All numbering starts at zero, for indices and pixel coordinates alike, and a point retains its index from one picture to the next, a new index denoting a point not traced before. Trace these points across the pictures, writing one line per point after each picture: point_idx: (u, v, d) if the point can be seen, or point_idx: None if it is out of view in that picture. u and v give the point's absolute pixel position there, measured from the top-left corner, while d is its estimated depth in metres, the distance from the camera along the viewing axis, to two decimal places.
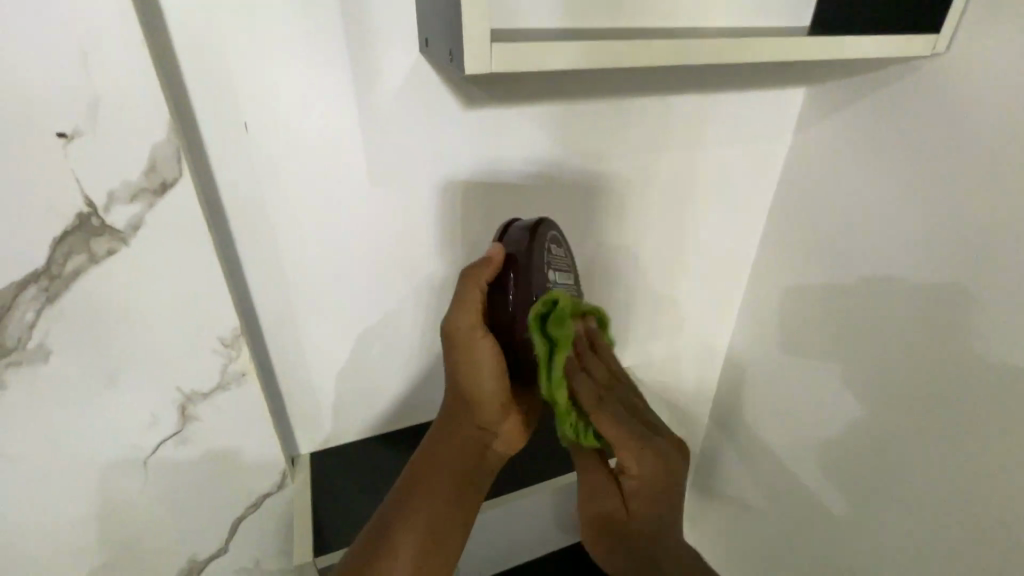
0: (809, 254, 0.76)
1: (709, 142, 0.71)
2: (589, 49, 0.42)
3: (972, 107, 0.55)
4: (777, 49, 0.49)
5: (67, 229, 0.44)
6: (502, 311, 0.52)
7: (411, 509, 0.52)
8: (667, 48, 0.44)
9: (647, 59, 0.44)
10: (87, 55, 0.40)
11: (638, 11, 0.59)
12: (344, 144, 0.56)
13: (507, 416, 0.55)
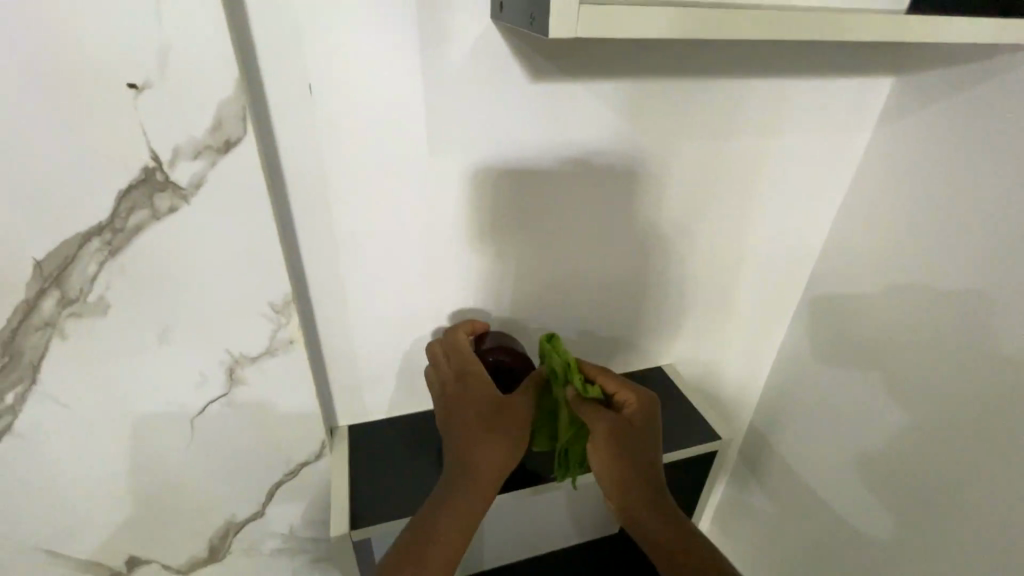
0: (877, 256, 0.71)
1: (781, 130, 0.67)
2: (680, 16, 0.39)
3: None
4: (883, 28, 0.44)
5: (132, 183, 0.44)
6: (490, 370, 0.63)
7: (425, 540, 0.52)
8: (764, 20, 0.41)
9: (743, 28, 0.41)
10: (162, 5, 0.39)
11: None
12: (405, 114, 0.54)
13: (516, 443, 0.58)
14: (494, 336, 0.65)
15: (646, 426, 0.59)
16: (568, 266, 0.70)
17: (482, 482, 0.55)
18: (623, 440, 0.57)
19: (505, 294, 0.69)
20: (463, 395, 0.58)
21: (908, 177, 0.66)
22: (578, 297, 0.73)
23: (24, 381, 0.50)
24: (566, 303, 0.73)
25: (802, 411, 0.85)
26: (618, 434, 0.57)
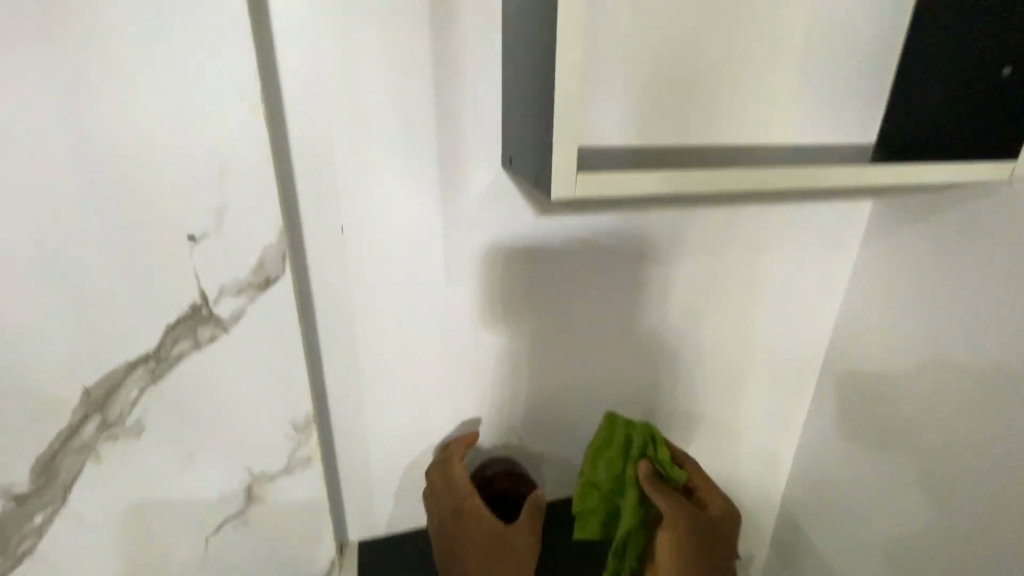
0: (876, 365, 0.72)
1: (773, 248, 0.72)
2: (664, 178, 0.47)
3: None
4: (848, 175, 0.51)
5: (180, 318, 0.49)
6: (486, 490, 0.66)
7: None
8: (740, 175, 0.48)
9: (710, 185, 0.48)
10: (224, 173, 0.46)
11: (702, 134, 0.63)
12: (426, 247, 0.60)
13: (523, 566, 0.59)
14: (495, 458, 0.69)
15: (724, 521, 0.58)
16: (576, 377, 0.72)
17: None
18: (699, 533, 0.56)
19: (513, 404, 0.72)
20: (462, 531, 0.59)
21: (896, 291, 0.69)
22: (586, 408, 0.75)
23: (53, 501, 0.52)
24: (574, 414, 0.75)
25: (824, 525, 0.82)
26: (697, 525, 0.56)
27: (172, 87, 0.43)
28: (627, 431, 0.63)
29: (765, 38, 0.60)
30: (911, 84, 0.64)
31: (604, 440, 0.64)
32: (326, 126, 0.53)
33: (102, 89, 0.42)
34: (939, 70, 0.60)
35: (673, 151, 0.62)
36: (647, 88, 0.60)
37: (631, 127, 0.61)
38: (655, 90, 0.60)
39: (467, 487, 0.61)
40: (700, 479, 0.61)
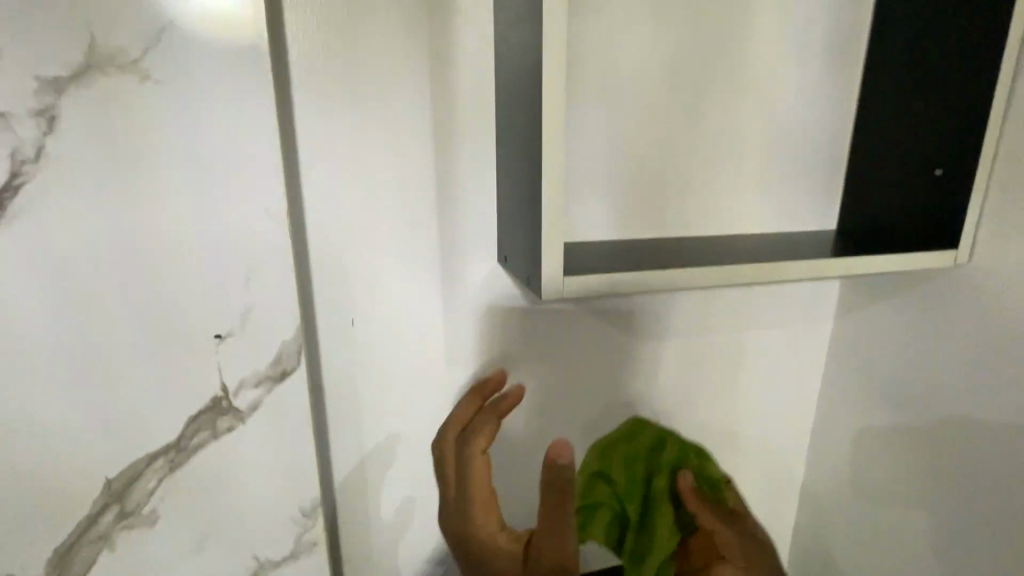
0: (863, 433, 0.76)
1: (752, 324, 0.77)
2: (641, 277, 0.54)
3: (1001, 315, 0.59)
4: (805, 267, 0.59)
5: (201, 409, 0.53)
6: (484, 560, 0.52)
7: None
8: (707, 272, 0.56)
9: (704, 279, 0.56)
10: (252, 278, 0.52)
11: (678, 227, 0.70)
12: (429, 334, 0.65)
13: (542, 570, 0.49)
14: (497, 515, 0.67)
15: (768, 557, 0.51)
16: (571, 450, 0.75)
17: None
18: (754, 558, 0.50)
19: (512, 476, 0.75)
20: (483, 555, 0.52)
21: (872, 362, 0.74)
22: None
23: None
24: None
25: None
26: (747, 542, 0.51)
27: (209, 207, 0.49)
28: (654, 437, 0.57)
29: (727, 145, 0.69)
30: (861, 179, 0.72)
31: (627, 437, 0.58)
32: (340, 230, 0.60)
33: (149, 211, 0.48)
34: (886, 169, 0.69)
35: (652, 241, 0.69)
36: (624, 188, 0.67)
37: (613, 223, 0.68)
38: (632, 190, 0.67)
39: (481, 494, 0.53)
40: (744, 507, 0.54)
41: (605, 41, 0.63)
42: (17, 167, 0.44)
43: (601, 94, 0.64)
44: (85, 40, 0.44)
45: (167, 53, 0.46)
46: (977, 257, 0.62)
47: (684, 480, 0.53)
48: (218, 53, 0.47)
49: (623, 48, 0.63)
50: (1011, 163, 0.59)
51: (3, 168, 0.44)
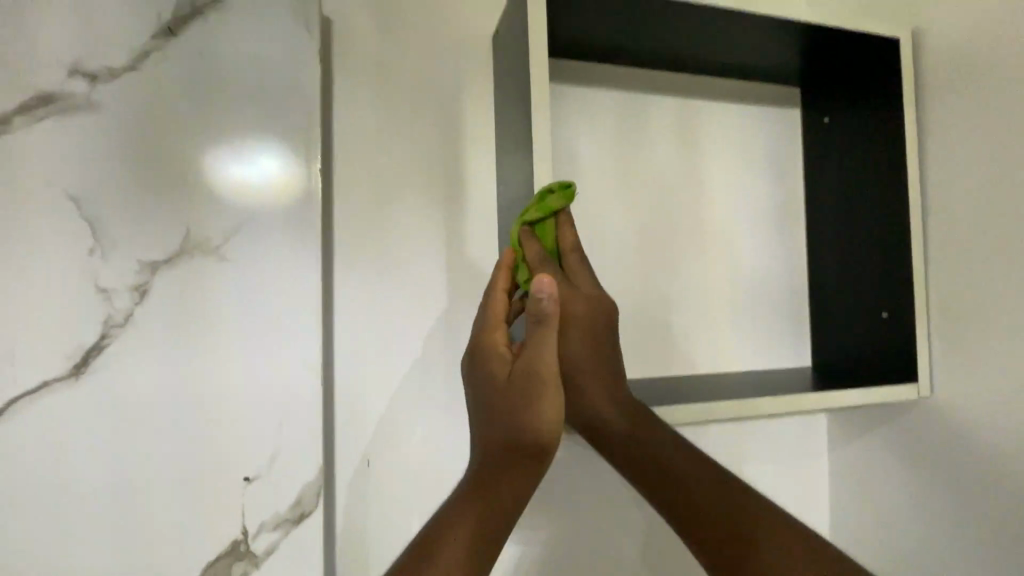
0: (884, 566, 0.75)
1: (748, 456, 0.80)
2: None
3: (981, 443, 0.64)
4: (792, 398, 0.65)
5: (220, 553, 0.55)
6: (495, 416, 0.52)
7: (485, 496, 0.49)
8: (692, 411, 0.62)
9: (681, 418, 0.61)
10: (284, 423, 0.58)
11: (663, 366, 0.78)
12: (439, 473, 0.68)
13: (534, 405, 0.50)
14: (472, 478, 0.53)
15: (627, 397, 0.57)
16: None
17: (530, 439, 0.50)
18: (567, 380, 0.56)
19: None
20: (488, 373, 0.52)
21: (877, 492, 0.76)
22: None
23: None
24: None
25: None
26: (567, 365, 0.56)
27: (256, 358, 0.58)
28: (541, 211, 0.56)
29: (697, 292, 0.79)
30: (824, 318, 0.81)
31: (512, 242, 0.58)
32: (361, 376, 0.66)
33: (204, 365, 0.56)
34: (842, 310, 0.78)
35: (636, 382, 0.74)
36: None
37: None
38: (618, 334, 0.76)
39: (493, 316, 0.55)
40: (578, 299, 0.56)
41: (587, 211, 0.76)
42: (107, 330, 0.54)
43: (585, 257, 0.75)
44: (181, 233, 0.56)
45: (242, 239, 0.58)
46: (942, 388, 0.69)
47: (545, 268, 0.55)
48: (282, 237, 0.59)
49: (601, 220, 0.76)
50: (946, 305, 0.69)
51: (96, 331, 0.54)
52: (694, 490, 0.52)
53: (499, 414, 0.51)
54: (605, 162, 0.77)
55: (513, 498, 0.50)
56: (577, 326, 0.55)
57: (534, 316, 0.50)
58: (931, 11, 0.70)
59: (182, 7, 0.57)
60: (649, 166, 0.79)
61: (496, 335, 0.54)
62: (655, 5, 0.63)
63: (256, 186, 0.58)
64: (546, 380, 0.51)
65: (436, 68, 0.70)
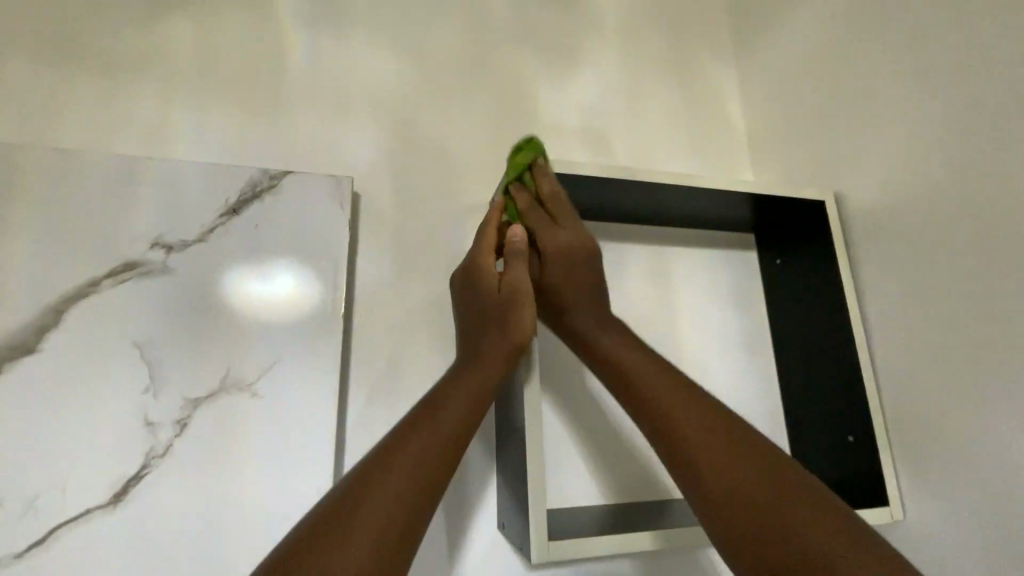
0: None
1: None
2: (612, 541, 0.61)
3: (960, 567, 0.67)
4: None
5: None
6: (481, 324, 0.60)
7: (442, 409, 0.52)
8: (684, 532, 0.64)
9: (673, 541, 0.64)
10: None
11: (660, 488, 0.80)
12: None
13: (516, 308, 0.59)
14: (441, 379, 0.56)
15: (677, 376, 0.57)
16: None
17: (499, 350, 0.58)
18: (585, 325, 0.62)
19: None
20: (483, 289, 0.61)
21: None
22: None
23: None
24: None
25: None
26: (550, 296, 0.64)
27: (275, 483, 0.64)
28: (517, 167, 0.67)
29: None
30: (803, 440, 0.86)
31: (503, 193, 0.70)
32: None
33: (227, 492, 0.62)
34: (816, 433, 0.84)
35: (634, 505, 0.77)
36: (633, 450, 0.80)
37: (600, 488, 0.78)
38: (613, 458, 0.79)
39: (484, 242, 0.65)
40: (553, 236, 0.64)
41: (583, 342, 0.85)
42: (147, 460, 0.61)
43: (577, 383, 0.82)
44: (222, 371, 0.66)
45: (271, 375, 0.67)
46: (920, 511, 0.72)
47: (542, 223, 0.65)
48: (306, 372, 0.68)
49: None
50: (905, 432, 0.74)
51: (139, 461, 0.61)
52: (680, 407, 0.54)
53: (489, 322, 0.60)
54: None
55: (474, 404, 0.53)
56: (571, 262, 0.63)
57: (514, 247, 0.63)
58: (847, 179, 0.85)
59: (245, 191, 0.73)
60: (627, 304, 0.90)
61: (487, 256, 0.63)
62: (614, 180, 0.78)
63: (270, 300, 0.70)
64: (525, 292, 0.60)
65: (442, 226, 0.84)
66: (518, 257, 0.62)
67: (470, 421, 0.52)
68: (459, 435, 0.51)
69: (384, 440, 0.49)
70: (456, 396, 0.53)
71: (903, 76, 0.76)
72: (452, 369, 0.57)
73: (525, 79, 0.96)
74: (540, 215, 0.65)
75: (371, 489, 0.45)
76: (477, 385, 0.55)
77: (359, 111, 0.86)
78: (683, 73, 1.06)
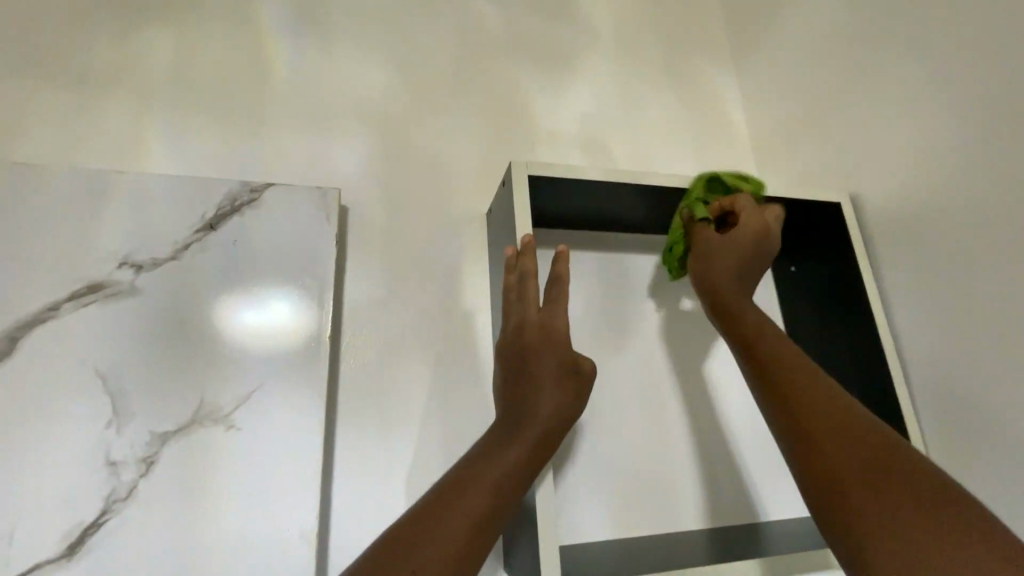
0: None
1: None
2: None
3: None
4: (801, 558, 0.62)
5: None
6: (522, 384, 0.56)
7: (482, 478, 0.49)
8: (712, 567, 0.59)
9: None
10: None
11: (687, 519, 0.74)
12: None
13: (564, 379, 0.56)
14: (478, 444, 0.53)
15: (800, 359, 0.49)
16: None
17: (547, 419, 0.54)
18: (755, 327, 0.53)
19: None
20: (528, 346, 0.57)
21: None
22: None
23: None
24: None
25: None
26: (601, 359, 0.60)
27: (253, 528, 0.57)
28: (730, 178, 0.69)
29: (704, 440, 0.78)
30: None
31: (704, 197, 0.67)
32: (359, 539, 0.63)
33: (197, 539, 0.55)
34: None
35: (660, 539, 0.70)
36: (669, 478, 0.75)
37: (623, 521, 0.71)
38: (642, 487, 0.73)
39: (521, 288, 0.60)
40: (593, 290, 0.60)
41: (630, 360, 0.80)
42: (108, 505, 0.54)
43: (596, 406, 0.75)
44: (195, 403, 0.59)
45: (250, 406, 0.61)
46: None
47: (710, 243, 0.62)
48: (290, 400, 0.62)
49: (627, 375, 0.78)
50: (949, 441, 0.68)
51: (98, 506, 0.54)
52: (823, 404, 0.45)
53: (547, 378, 0.56)
54: (589, 318, 0.80)
55: (518, 477, 0.50)
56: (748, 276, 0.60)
57: (556, 294, 0.59)
58: (863, 178, 0.80)
59: (223, 205, 0.68)
60: (634, 324, 0.81)
61: (527, 305, 0.59)
62: (619, 185, 0.73)
63: (264, 329, 0.64)
64: (577, 361, 0.57)
65: (437, 239, 0.78)
66: (563, 312, 0.59)
67: (510, 493, 0.49)
68: (499, 508, 0.48)
69: (420, 506, 0.47)
70: (500, 465, 0.50)
71: (919, 71, 0.73)
72: (488, 435, 0.54)
73: (520, 90, 0.93)
74: (754, 224, 0.62)
75: (409, 553, 0.42)
76: (521, 456, 0.51)
77: (347, 123, 0.82)
78: (683, 80, 1.03)
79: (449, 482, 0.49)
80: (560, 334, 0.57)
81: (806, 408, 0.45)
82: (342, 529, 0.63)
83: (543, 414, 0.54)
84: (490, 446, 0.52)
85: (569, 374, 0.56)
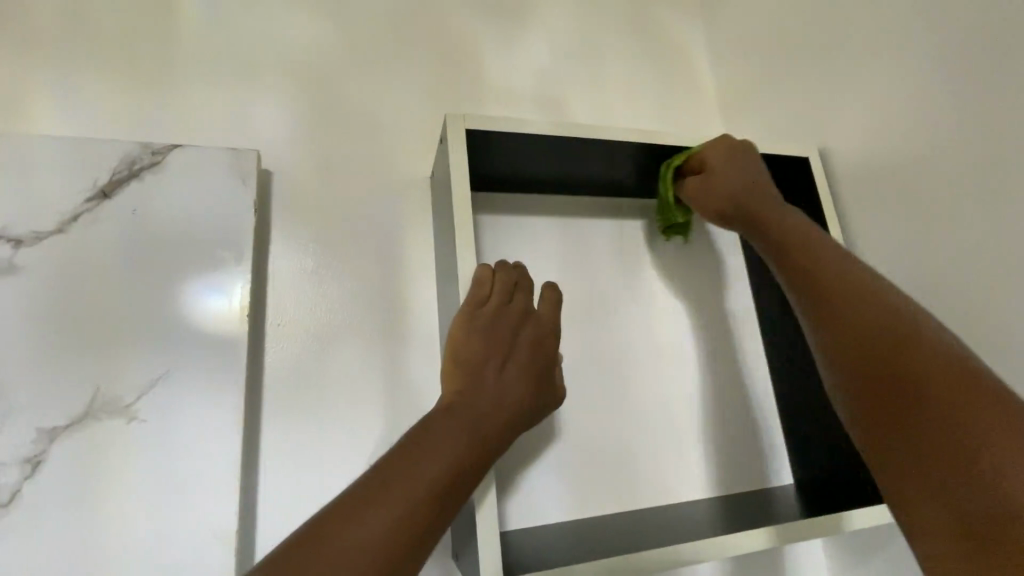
0: None
1: None
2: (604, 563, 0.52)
3: None
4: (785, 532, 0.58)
5: None
6: (493, 365, 0.52)
7: (438, 449, 0.45)
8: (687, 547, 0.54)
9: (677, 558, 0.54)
10: None
11: (649, 496, 0.70)
12: None
13: (533, 377, 0.54)
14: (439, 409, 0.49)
15: (864, 281, 0.45)
16: None
17: (510, 412, 0.51)
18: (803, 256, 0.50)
19: None
20: (504, 333, 0.54)
21: None
22: None
23: None
24: None
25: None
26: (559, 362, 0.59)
27: (159, 528, 0.51)
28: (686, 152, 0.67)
29: (671, 413, 0.74)
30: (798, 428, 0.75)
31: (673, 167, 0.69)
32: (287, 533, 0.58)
33: (94, 544, 0.49)
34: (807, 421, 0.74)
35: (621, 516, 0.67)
36: (633, 454, 0.70)
37: (578, 503, 0.67)
38: (603, 463, 0.69)
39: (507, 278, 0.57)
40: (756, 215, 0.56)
41: (593, 332, 0.74)
42: None
43: None
44: (89, 393, 0.53)
45: (155, 396, 0.54)
46: None
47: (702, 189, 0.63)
48: (200, 386, 0.55)
49: (589, 347, 0.73)
50: None
51: None
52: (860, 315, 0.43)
53: (520, 370, 0.53)
54: (668, 266, 0.81)
55: (478, 456, 0.47)
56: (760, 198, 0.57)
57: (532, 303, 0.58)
58: (831, 132, 0.75)
59: (120, 170, 0.60)
60: (718, 270, 0.82)
61: (515, 296, 0.56)
62: (571, 141, 0.66)
63: (195, 316, 0.57)
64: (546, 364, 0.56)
65: (373, 206, 0.71)
66: (540, 318, 0.57)
67: (465, 471, 0.46)
68: (452, 484, 0.44)
69: (369, 473, 0.43)
70: (460, 440, 0.46)
71: (893, 12, 0.67)
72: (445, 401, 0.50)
73: (467, 41, 0.84)
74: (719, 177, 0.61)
75: (357, 518, 0.39)
76: (481, 438, 0.48)
77: (269, 78, 0.73)
78: (645, 31, 0.95)
79: (401, 448, 0.45)
80: (536, 337, 0.56)
81: (862, 337, 0.42)
82: (270, 522, 0.58)
83: (507, 402, 0.51)
84: (451, 414, 0.48)
85: (537, 371, 0.55)
